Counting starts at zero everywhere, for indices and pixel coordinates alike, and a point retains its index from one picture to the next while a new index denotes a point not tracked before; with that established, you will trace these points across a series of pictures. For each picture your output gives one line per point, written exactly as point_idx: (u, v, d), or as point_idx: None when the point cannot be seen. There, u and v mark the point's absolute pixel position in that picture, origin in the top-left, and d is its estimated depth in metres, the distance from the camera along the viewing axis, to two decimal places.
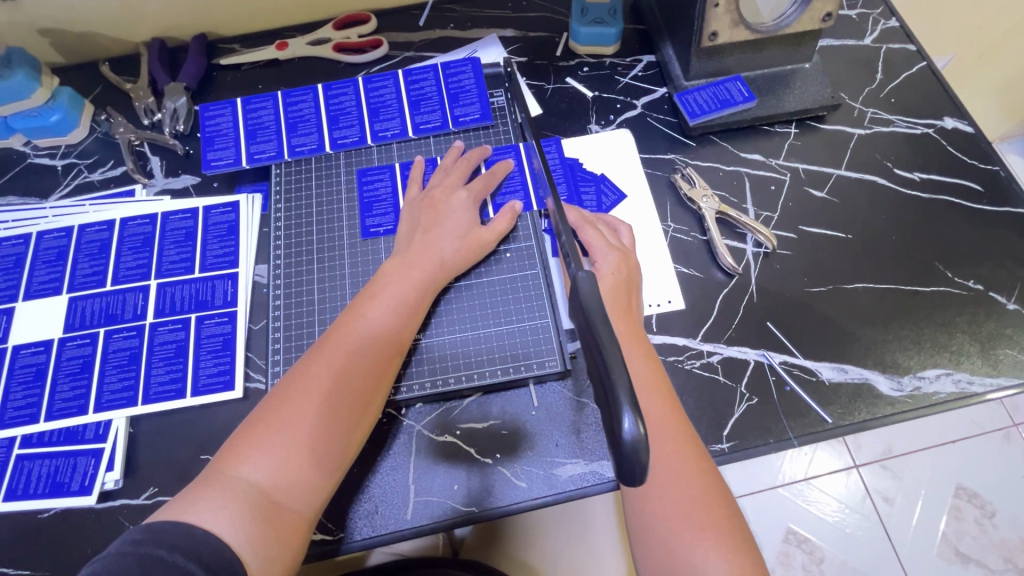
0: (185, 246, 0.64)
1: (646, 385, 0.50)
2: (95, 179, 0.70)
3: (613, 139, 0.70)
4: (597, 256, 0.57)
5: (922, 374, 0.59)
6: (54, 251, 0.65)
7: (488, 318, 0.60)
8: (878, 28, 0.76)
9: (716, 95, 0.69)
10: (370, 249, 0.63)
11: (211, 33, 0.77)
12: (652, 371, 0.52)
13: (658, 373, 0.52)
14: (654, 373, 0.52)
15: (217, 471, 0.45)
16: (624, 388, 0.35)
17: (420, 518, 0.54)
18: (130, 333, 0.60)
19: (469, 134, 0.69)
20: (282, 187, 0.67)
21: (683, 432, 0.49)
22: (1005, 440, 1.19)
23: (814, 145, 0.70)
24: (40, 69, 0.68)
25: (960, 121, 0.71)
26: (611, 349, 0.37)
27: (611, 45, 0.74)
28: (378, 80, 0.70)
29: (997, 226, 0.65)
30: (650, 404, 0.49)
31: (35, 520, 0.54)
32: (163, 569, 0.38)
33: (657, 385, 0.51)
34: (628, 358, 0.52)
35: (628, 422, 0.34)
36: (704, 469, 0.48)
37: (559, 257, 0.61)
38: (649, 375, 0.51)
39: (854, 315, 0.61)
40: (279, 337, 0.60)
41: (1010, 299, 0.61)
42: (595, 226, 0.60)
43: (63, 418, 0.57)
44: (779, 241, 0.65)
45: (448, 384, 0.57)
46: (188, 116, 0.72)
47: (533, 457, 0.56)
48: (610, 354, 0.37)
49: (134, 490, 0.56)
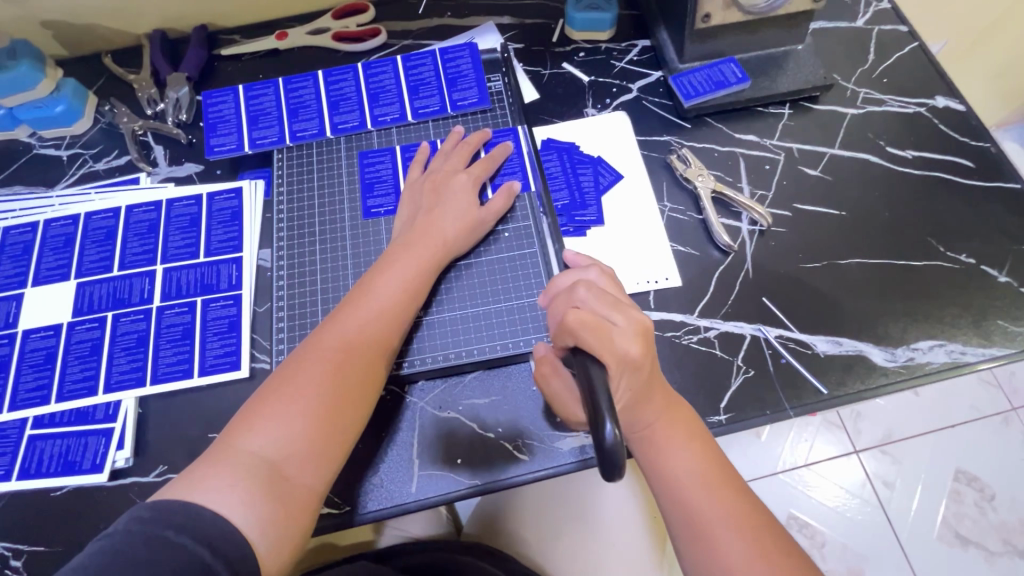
0: (190, 231, 0.66)
1: (693, 479, 0.50)
2: (99, 168, 0.71)
3: (609, 122, 0.71)
4: (620, 340, 0.48)
5: (915, 346, 0.60)
6: (62, 238, 0.66)
7: (488, 295, 0.61)
8: (871, 10, 0.77)
9: (710, 77, 0.70)
10: (372, 230, 0.64)
11: (212, 24, 0.79)
12: (695, 458, 0.51)
13: (707, 459, 0.51)
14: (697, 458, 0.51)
15: (226, 446, 0.46)
16: (606, 405, 0.41)
17: (425, 491, 0.55)
18: (138, 316, 0.62)
19: (467, 118, 0.70)
20: (284, 171, 0.68)
21: (742, 506, 0.49)
22: (1004, 424, 1.20)
23: (808, 126, 0.71)
24: (45, 61, 0.69)
25: (951, 99, 0.71)
26: (599, 377, 0.43)
27: (607, 31, 0.75)
28: (377, 66, 0.71)
29: (988, 201, 0.66)
30: (694, 490, 0.49)
31: (48, 498, 0.56)
32: (171, 549, 0.39)
33: (705, 473, 0.50)
34: (669, 452, 0.51)
35: (610, 429, 0.39)
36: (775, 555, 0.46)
37: (551, 296, 0.55)
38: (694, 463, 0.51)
39: (848, 289, 0.62)
40: (283, 317, 0.61)
41: (1001, 272, 0.62)
42: (608, 325, 0.49)
43: (73, 399, 0.58)
44: (774, 219, 0.66)
45: (449, 360, 0.58)
46: (191, 105, 0.73)
47: (535, 432, 0.57)
48: (599, 379, 0.43)
49: (144, 468, 0.57)
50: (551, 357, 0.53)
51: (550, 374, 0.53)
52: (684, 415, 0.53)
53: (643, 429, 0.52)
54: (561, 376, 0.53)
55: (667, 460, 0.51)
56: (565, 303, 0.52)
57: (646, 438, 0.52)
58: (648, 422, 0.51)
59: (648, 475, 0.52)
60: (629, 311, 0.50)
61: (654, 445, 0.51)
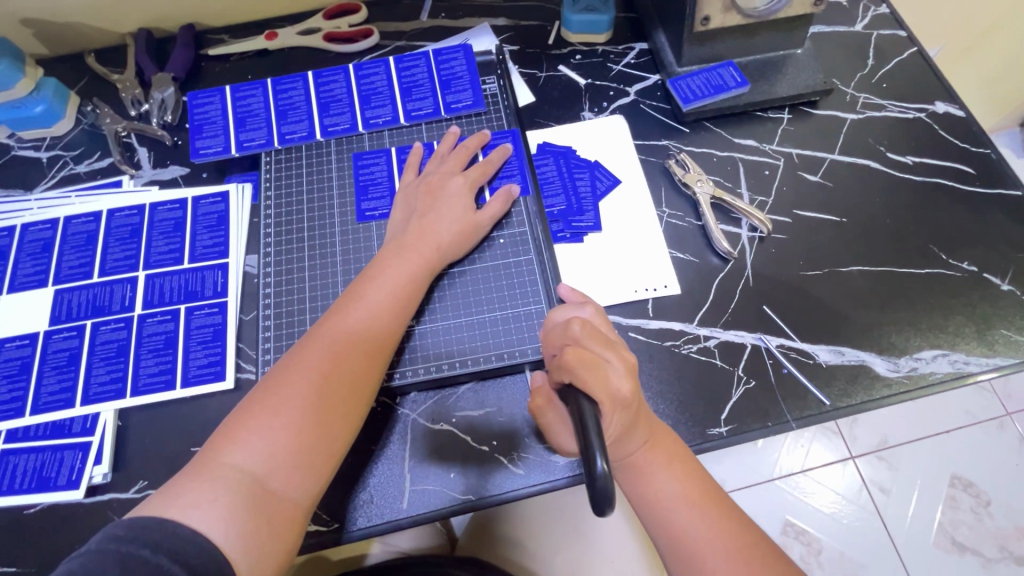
0: (174, 236, 0.63)
1: (680, 504, 0.48)
2: (81, 171, 0.69)
3: (606, 126, 0.70)
4: (614, 378, 0.47)
5: (918, 355, 0.58)
6: (39, 243, 0.63)
7: (483, 303, 0.59)
8: (869, 14, 0.76)
9: (708, 81, 0.69)
10: (363, 235, 0.62)
11: (199, 23, 0.77)
12: (679, 482, 0.49)
13: (692, 479, 0.50)
14: (682, 481, 0.49)
15: (208, 459, 0.44)
16: (596, 438, 0.39)
17: (416, 507, 0.53)
18: (118, 325, 0.59)
19: (462, 121, 0.68)
20: (272, 175, 0.65)
21: (733, 529, 0.47)
22: (999, 429, 1.20)
23: (807, 130, 0.70)
24: (24, 60, 0.67)
25: (951, 104, 0.71)
26: (591, 410, 0.42)
27: (603, 33, 0.74)
28: (368, 67, 0.69)
29: (989, 208, 0.65)
30: (683, 516, 0.48)
31: (20, 516, 0.53)
32: (145, 570, 0.37)
33: (692, 497, 0.49)
34: (653, 480, 0.49)
35: (600, 463, 0.38)
36: None
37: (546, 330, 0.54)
38: (680, 487, 0.49)
39: (849, 297, 0.61)
40: (269, 326, 0.59)
41: (1003, 280, 0.62)
42: (603, 362, 0.48)
43: (49, 412, 0.56)
44: (774, 226, 0.65)
45: (442, 370, 0.56)
46: (177, 106, 0.71)
47: (530, 444, 0.55)
48: (591, 413, 0.42)
49: (123, 484, 0.54)
50: (546, 390, 0.51)
51: (543, 404, 0.50)
52: (665, 436, 0.51)
53: (627, 456, 0.50)
54: (555, 407, 0.50)
55: (651, 485, 0.49)
56: (559, 339, 0.51)
57: (630, 465, 0.50)
58: (632, 449, 0.50)
59: (635, 502, 0.50)
60: (621, 350, 0.50)
61: (638, 472, 0.50)
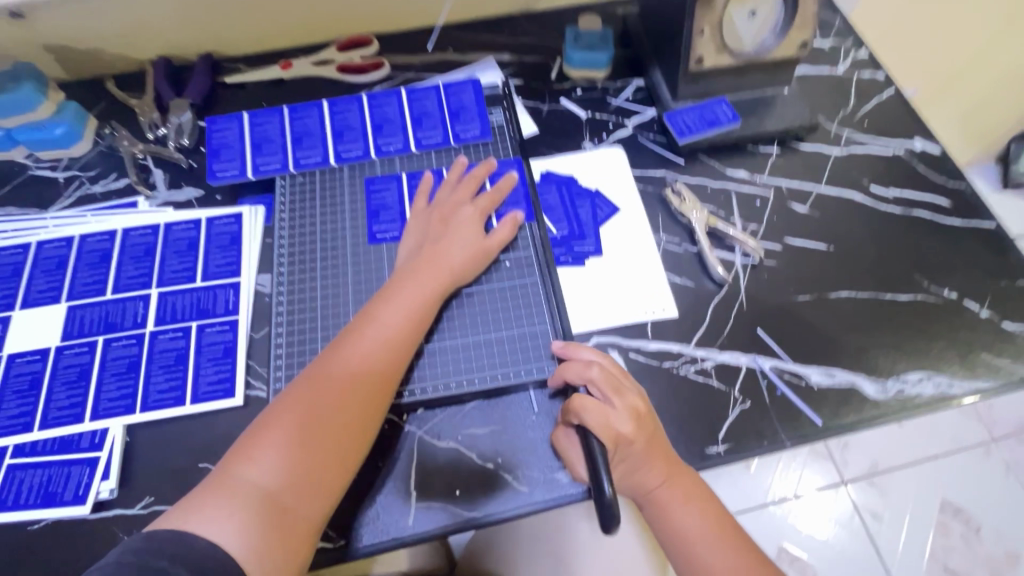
0: (188, 255, 0.65)
1: (698, 537, 0.54)
2: (96, 191, 0.71)
3: (606, 156, 0.73)
4: (617, 419, 0.53)
5: (905, 378, 0.61)
6: (54, 260, 0.65)
7: (490, 324, 0.61)
8: (850, 57, 0.82)
9: (703, 116, 0.73)
10: (374, 257, 0.64)
11: (217, 52, 0.80)
12: (699, 516, 0.55)
13: (710, 513, 0.55)
14: (701, 515, 0.55)
15: (224, 474, 0.45)
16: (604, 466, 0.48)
17: (422, 524, 0.54)
18: (130, 341, 0.60)
19: (469, 150, 0.71)
20: (287, 197, 0.68)
21: (745, 557, 0.54)
22: (985, 455, 1.23)
23: (795, 163, 0.74)
24: (47, 84, 0.69)
25: (928, 142, 0.75)
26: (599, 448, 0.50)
27: (602, 70, 0.78)
28: (381, 98, 0.73)
29: (967, 239, 0.69)
30: (702, 549, 0.54)
31: (24, 532, 0.53)
32: None
33: (711, 530, 0.55)
34: (677, 515, 0.55)
35: (607, 487, 0.47)
36: None
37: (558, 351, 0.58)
38: (698, 521, 0.55)
39: (838, 322, 0.64)
40: (281, 343, 0.60)
41: (983, 307, 0.65)
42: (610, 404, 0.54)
43: (58, 426, 0.56)
44: (766, 253, 0.68)
45: (450, 389, 0.58)
46: (193, 130, 0.74)
47: (533, 462, 0.57)
48: (599, 448, 0.49)
49: (130, 500, 0.54)
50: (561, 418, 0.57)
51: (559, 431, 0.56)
52: (686, 475, 0.56)
53: (651, 492, 0.55)
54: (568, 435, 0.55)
55: (672, 520, 0.55)
56: (577, 374, 0.56)
57: (653, 501, 0.55)
58: (655, 486, 0.55)
59: (658, 532, 0.56)
60: (630, 393, 0.55)
61: (662, 507, 0.55)
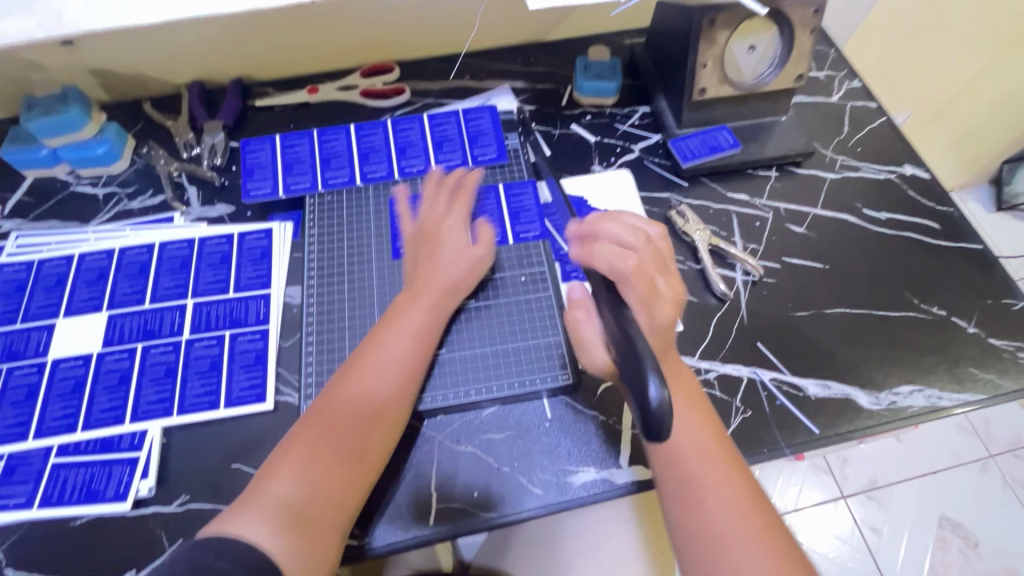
0: (221, 269, 0.69)
1: (693, 446, 0.51)
2: (134, 207, 0.75)
3: (613, 178, 0.77)
4: (662, 307, 0.54)
5: (896, 390, 0.65)
6: (96, 271, 0.69)
7: (505, 335, 0.65)
8: (844, 87, 0.87)
9: (705, 142, 0.78)
10: (397, 271, 0.68)
11: (248, 77, 0.85)
12: (694, 421, 0.53)
13: (705, 424, 0.53)
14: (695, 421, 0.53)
15: (257, 487, 0.49)
16: (650, 364, 0.46)
17: (441, 522, 0.57)
18: (167, 348, 0.64)
19: (487, 172, 0.76)
20: (316, 214, 0.72)
21: (734, 471, 0.51)
22: (982, 471, 1.25)
23: (792, 186, 0.78)
24: (91, 106, 0.74)
25: (918, 167, 0.80)
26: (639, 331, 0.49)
27: (610, 97, 0.83)
28: (404, 123, 0.78)
29: (956, 260, 0.73)
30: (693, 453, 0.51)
31: (67, 528, 0.56)
32: None
33: (702, 436, 0.52)
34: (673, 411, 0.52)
35: (654, 390, 0.45)
36: (760, 520, 0.48)
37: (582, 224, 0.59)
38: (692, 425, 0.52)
39: (834, 337, 0.68)
40: (312, 351, 0.64)
41: (970, 324, 0.69)
42: (653, 284, 0.54)
43: (100, 427, 0.60)
44: (765, 270, 0.72)
45: (468, 396, 0.62)
46: (225, 150, 0.78)
47: (547, 465, 0.60)
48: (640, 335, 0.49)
49: (166, 498, 0.58)
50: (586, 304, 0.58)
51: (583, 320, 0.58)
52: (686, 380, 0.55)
53: None
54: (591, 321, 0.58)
55: None
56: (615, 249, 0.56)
57: None
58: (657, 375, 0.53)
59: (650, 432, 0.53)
60: (671, 277, 0.56)
61: None
